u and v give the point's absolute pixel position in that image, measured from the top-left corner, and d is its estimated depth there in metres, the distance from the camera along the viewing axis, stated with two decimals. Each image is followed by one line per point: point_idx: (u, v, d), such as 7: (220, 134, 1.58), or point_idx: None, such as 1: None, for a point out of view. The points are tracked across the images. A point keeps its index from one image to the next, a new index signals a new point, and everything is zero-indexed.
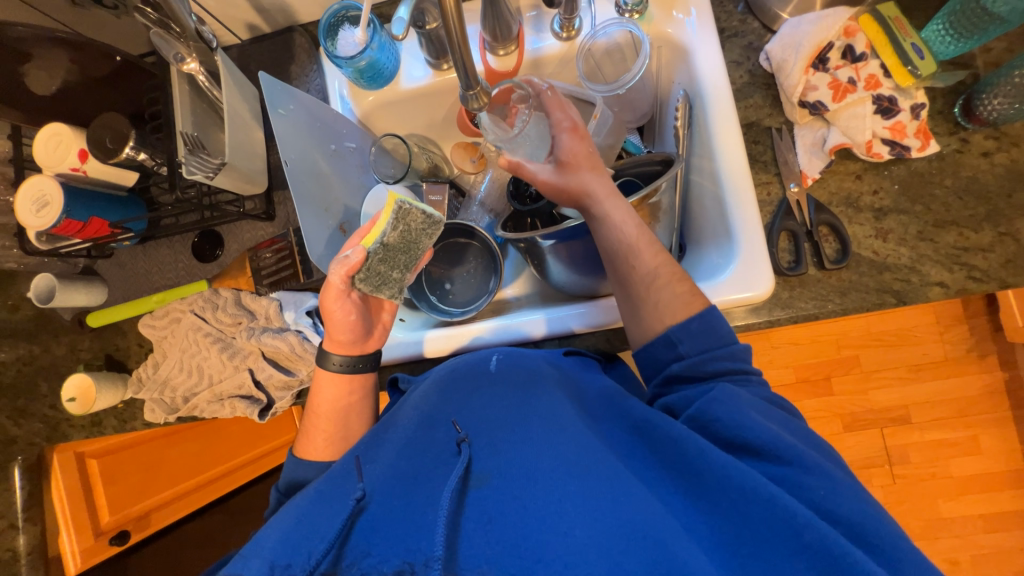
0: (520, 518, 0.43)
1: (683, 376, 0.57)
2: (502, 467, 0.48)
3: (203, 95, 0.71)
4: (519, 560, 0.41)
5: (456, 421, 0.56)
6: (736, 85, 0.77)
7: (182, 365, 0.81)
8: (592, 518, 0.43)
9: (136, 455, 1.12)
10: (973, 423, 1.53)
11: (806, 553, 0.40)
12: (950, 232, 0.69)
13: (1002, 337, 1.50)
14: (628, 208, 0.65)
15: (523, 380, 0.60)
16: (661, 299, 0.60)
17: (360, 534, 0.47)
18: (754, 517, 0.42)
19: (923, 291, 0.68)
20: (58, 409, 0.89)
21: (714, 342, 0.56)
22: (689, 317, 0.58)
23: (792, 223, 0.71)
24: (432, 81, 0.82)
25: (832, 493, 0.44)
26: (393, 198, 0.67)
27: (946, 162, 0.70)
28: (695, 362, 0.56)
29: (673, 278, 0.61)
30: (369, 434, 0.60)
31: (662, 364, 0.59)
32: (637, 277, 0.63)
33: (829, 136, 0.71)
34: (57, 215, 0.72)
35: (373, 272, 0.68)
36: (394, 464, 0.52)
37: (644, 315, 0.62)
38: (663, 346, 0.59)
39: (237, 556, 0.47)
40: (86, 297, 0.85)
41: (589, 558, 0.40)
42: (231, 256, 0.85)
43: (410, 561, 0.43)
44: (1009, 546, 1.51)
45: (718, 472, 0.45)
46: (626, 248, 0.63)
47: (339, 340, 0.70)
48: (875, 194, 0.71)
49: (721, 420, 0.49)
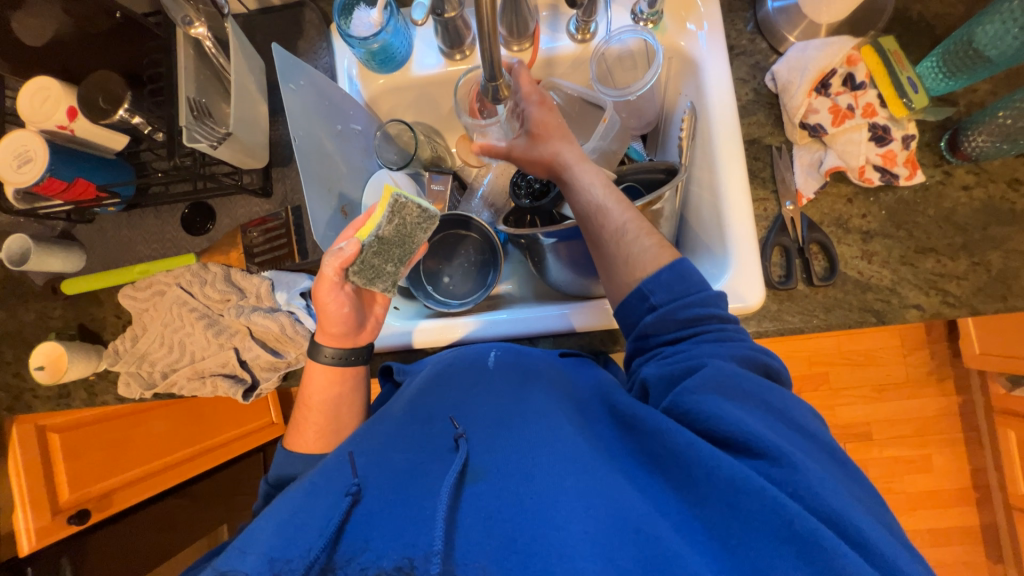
0: (516, 513, 0.44)
1: (657, 327, 0.58)
2: (499, 463, 0.49)
3: (208, 61, 0.68)
4: (517, 555, 0.41)
5: (453, 417, 0.56)
6: (741, 102, 0.79)
7: (163, 339, 0.79)
8: (587, 514, 0.43)
9: (103, 431, 1.08)
10: (928, 442, 1.63)
11: (793, 542, 0.40)
12: (929, 258, 0.73)
13: (959, 363, 1.60)
14: (598, 172, 0.68)
15: (519, 376, 0.62)
16: (631, 254, 0.62)
17: (357, 524, 0.46)
18: (746, 510, 0.42)
19: (901, 313, 0.72)
20: (22, 378, 0.85)
21: (684, 291, 0.58)
22: (659, 270, 0.59)
23: (785, 239, 0.74)
24: (443, 70, 0.82)
25: (819, 481, 0.43)
26: (390, 192, 0.66)
27: (930, 192, 0.74)
28: (668, 312, 0.58)
29: (641, 231, 0.62)
30: (362, 430, 0.58)
31: (636, 318, 0.60)
32: (611, 232, 0.63)
33: (825, 159, 0.74)
34: (41, 172, 0.68)
35: (367, 266, 0.68)
36: (393, 455, 0.52)
37: (618, 271, 0.63)
38: (636, 300, 0.60)
39: (232, 549, 0.45)
40: (61, 263, 0.81)
41: (584, 555, 0.40)
42: (222, 230, 0.82)
43: (410, 556, 0.42)
44: (949, 558, 1.63)
45: (706, 465, 0.45)
46: (595, 208, 0.65)
47: (331, 333, 0.70)
48: (864, 218, 0.75)
49: (695, 409, 0.49)
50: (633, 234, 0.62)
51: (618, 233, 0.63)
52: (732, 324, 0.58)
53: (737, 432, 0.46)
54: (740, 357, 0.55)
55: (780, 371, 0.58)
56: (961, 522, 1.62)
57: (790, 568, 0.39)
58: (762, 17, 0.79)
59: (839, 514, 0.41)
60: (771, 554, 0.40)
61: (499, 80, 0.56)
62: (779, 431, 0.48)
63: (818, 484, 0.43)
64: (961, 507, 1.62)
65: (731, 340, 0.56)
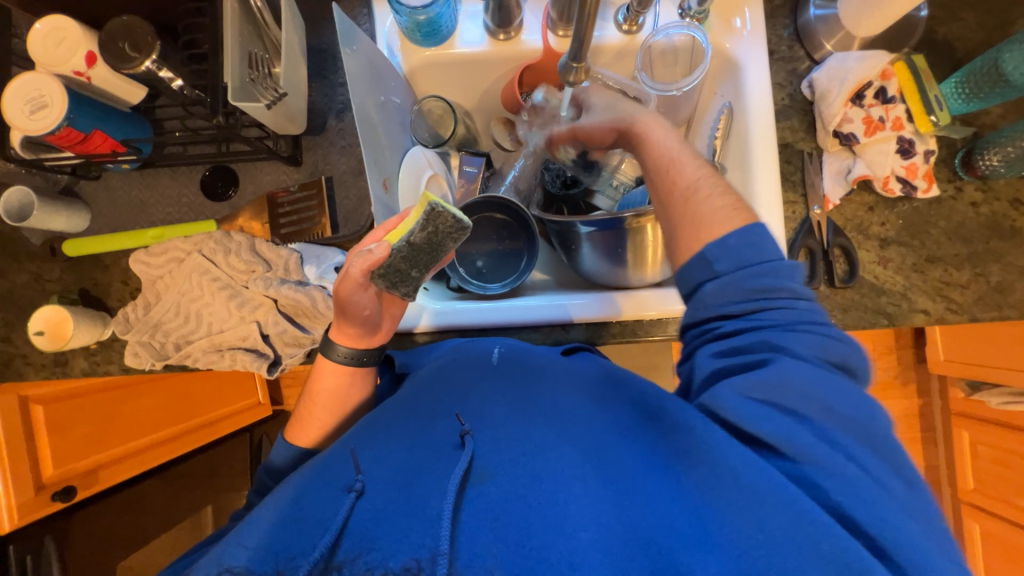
0: (523, 516, 0.44)
1: (717, 295, 0.53)
2: (505, 464, 0.48)
3: (252, 15, 0.64)
4: (523, 560, 0.42)
5: (459, 413, 0.55)
6: (778, 106, 0.81)
7: (179, 309, 0.74)
8: (598, 522, 0.43)
9: (89, 405, 1.01)
10: None
11: (837, 564, 0.38)
12: (937, 267, 0.78)
13: (922, 368, 1.73)
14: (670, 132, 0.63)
15: (527, 372, 0.61)
16: (701, 212, 0.56)
17: (361, 520, 0.46)
18: (772, 525, 0.41)
19: (910, 316, 0.77)
20: (10, 344, 0.78)
21: (753, 258, 0.52)
22: (726, 236, 0.54)
23: (812, 242, 0.77)
24: (487, 48, 0.80)
25: (850, 495, 0.42)
26: (428, 198, 0.60)
27: (942, 206, 0.79)
28: (731, 281, 0.52)
29: (714, 190, 0.57)
30: (364, 422, 0.57)
31: (694, 284, 0.55)
32: (680, 190, 0.58)
33: (854, 167, 0.77)
34: (59, 119, 0.62)
35: (392, 270, 0.64)
36: (395, 451, 0.51)
37: (677, 236, 0.58)
38: (697, 266, 0.54)
39: (245, 523, 0.50)
40: (65, 222, 0.75)
41: (591, 561, 0.41)
42: (245, 198, 0.78)
43: (416, 558, 0.43)
44: None
45: (743, 479, 0.43)
46: (667, 164, 0.60)
47: (347, 331, 0.66)
48: (883, 226, 0.79)
49: (727, 406, 0.48)
50: (704, 190, 0.57)
51: (682, 190, 0.58)
52: (803, 306, 0.52)
53: (778, 437, 0.45)
54: (811, 344, 0.49)
55: (857, 364, 0.51)
56: None
57: None
58: (802, 24, 0.81)
59: (874, 529, 0.41)
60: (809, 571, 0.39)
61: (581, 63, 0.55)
62: (821, 435, 0.45)
63: (844, 496, 0.42)
64: None
65: (802, 321, 0.51)
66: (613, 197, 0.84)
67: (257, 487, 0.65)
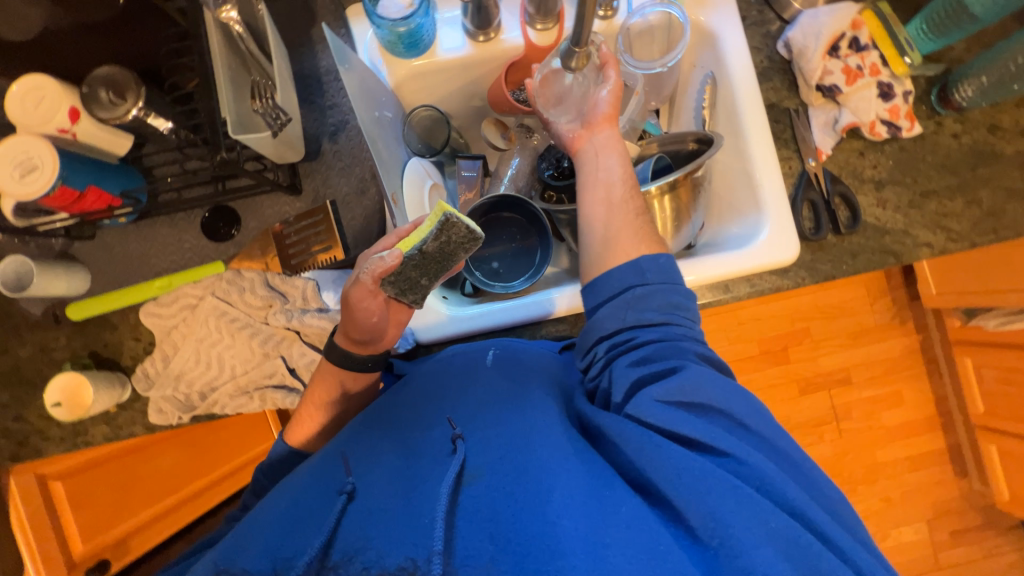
0: (510, 514, 0.47)
1: (646, 297, 0.61)
2: (491, 466, 0.52)
3: (237, 47, 0.62)
4: (512, 556, 0.45)
5: (450, 419, 0.58)
6: (758, 69, 0.84)
7: (199, 356, 0.72)
8: (580, 514, 0.46)
9: (107, 474, 0.95)
10: (898, 379, 1.81)
11: (777, 541, 0.45)
12: (932, 200, 0.81)
13: (916, 305, 1.79)
14: (612, 152, 0.70)
15: (515, 370, 0.65)
16: (624, 227, 0.65)
17: (353, 522, 0.50)
18: (723, 509, 0.46)
19: (915, 251, 0.80)
20: (24, 421, 0.75)
21: (675, 278, 0.63)
22: (657, 253, 0.64)
23: (813, 193, 0.80)
24: (469, 52, 0.80)
25: (776, 479, 0.49)
26: (442, 208, 0.59)
27: (927, 142, 0.82)
28: (655, 290, 0.61)
29: (637, 213, 0.66)
30: (350, 426, 0.61)
31: (626, 285, 0.62)
32: (634, 206, 0.67)
33: (840, 117, 0.80)
34: (53, 180, 0.60)
35: (403, 277, 0.63)
36: (383, 463, 0.55)
37: (619, 241, 0.64)
38: (630, 272, 0.62)
39: (246, 521, 0.54)
40: (66, 286, 0.72)
41: (574, 550, 0.44)
42: (249, 234, 0.77)
43: (412, 558, 0.46)
44: (927, 481, 1.80)
45: (682, 463, 0.49)
46: (597, 179, 0.69)
47: (351, 335, 0.65)
48: (875, 168, 0.82)
49: (658, 408, 0.54)
50: (618, 208, 0.66)
51: (605, 204, 0.67)
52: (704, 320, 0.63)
53: (707, 432, 0.52)
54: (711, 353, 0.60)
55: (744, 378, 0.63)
56: (931, 446, 1.82)
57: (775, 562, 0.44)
58: None
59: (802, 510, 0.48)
60: (761, 547, 0.44)
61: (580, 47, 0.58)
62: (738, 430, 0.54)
63: (768, 478, 0.49)
64: (931, 433, 1.81)
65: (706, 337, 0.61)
66: None
67: (254, 488, 0.67)
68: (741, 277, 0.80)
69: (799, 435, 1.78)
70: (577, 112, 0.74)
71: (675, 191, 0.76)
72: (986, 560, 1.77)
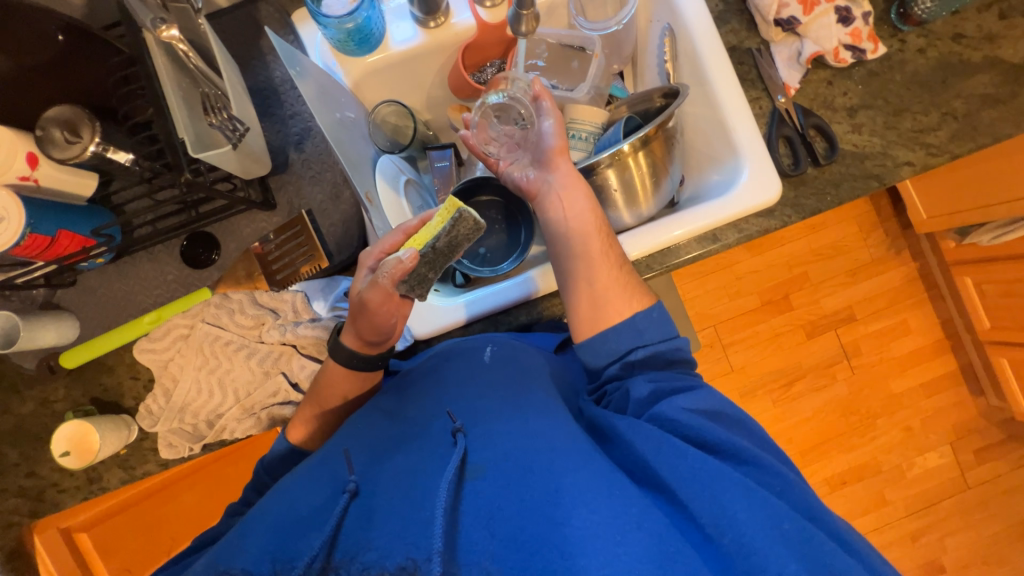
0: (517, 511, 0.48)
1: (647, 324, 0.65)
2: (497, 461, 0.52)
3: (184, 67, 0.61)
4: (519, 553, 0.45)
5: (451, 411, 0.59)
6: (714, 13, 0.83)
7: (200, 384, 0.71)
8: (590, 509, 0.46)
9: (130, 518, 0.96)
10: (902, 309, 1.81)
11: (787, 542, 0.45)
12: (907, 118, 0.80)
13: (909, 233, 1.80)
14: (580, 201, 0.68)
15: (519, 374, 0.64)
16: (604, 283, 0.65)
17: (352, 520, 0.51)
18: (732, 506, 0.47)
19: (897, 171, 0.80)
20: (37, 477, 0.74)
21: (671, 332, 0.65)
22: (649, 307, 0.66)
23: (787, 129, 0.79)
24: (423, 40, 0.79)
25: (780, 486, 0.52)
26: (455, 204, 0.60)
27: (893, 60, 0.82)
28: (655, 350, 0.64)
29: (617, 271, 0.66)
30: (352, 426, 0.63)
31: (626, 348, 0.64)
32: (613, 259, 0.67)
33: (803, 48, 0.79)
34: (19, 231, 0.59)
35: (416, 275, 0.62)
36: (389, 467, 0.56)
37: (608, 301, 0.65)
38: (629, 335, 0.64)
39: (242, 525, 0.55)
40: (56, 334, 0.71)
41: (585, 548, 0.44)
42: (231, 256, 0.76)
43: (411, 557, 0.45)
44: (945, 404, 1.81)
45: (692, 460, 0.51)
46: (566, 231, 0.68)
47: (363, 337, 0.64)
48: (845, 95, 0.81)
49: (677, 416, 0.56)
50: (601, 267, 0.66)
51: (583, 259, 0.66)
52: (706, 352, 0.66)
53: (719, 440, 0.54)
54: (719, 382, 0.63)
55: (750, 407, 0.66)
56: (944, 370, 1.82)
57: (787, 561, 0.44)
58: None
59: (809, 510, 0.51)
60: (773, 548, 0.45)
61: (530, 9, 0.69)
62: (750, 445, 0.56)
63: (775, 489, 0.52)
64: (942, 356, 1.82)
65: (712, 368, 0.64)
66: (586, 148, 0.86)
67: (253, 487, 0.67)
68: (727, 224, 0.79)
69: (813, 379, 1.79)
70: (530, 158, 0.74)
71: (648, 146, 0.75)
72: (1014, 473, 1.78)
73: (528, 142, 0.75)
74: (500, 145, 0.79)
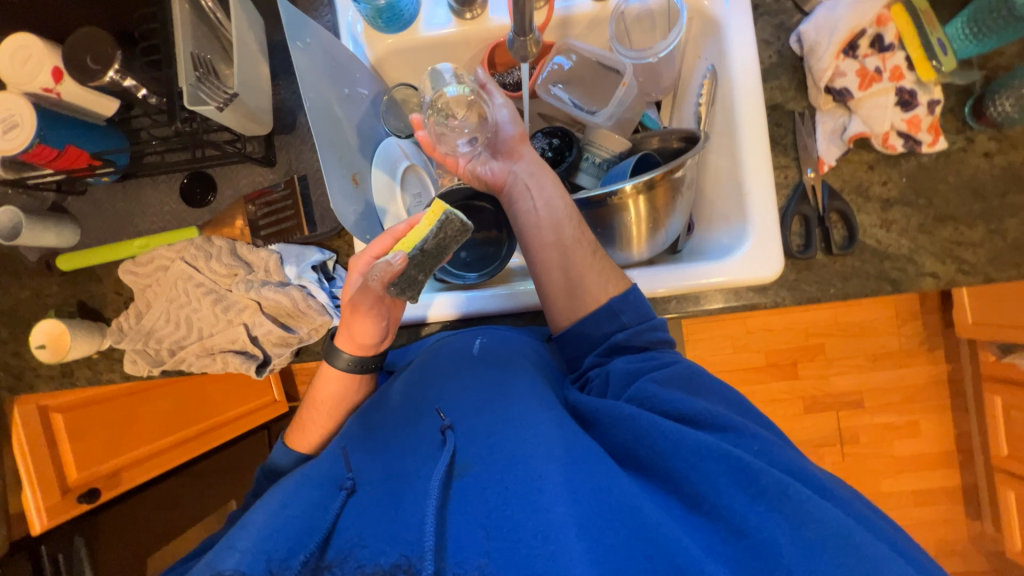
0: (500, 500, 0.45)
1: (630, 339, 0.63)
2: (482, 453, 0.49)
3: (206, 17, 0.66)
4: (508, 539, 0.43)
5: (439, 408, 0.56)
6: (765, 65, 0.76)
7: (169, 315, 0.76)
8: (572, 499, 0.44)
9: (105, 411, 1.04)
10: (917, 409, 1.69)
11: (769, 499, 0.45)
12: (947, 226, 0.72)
13: (950, 332, 1.65)
14: (553, 186, 0.69)
15: (503, 356, 0.62)
16: (585, 270, 0.65)
17: (350, 516, 0.48)
18: (724, 489, 0.47)
19: (918, 280, 0.72)
20: (22, 357, 0.82)
21: (649, 314, 0.65)
22: (625, 290, 0.65)
23: (806, 208, 0.73)
24: (454, 30, 0.77)
25: (769, 446, 0.52)
26: (441, 206, 0.58)
27: (952, 159, 0.73)
28: (633, 333, 0.63)
29: (605, 269, 0.66)
30: (350, 427, 0.61)
31: (606, 333, 0.65)
32: (587, 241, 0.67)
33: (849, 125, 0.72)
34: (31, 139, 0.64)
35: (406, 279, 0.61)
36: (381, 457, 0.54)
37: (585, 287, 0.65)
38: (607, 318, 0.64)
39: (229, 538, 0.49)
40: (55, 238, 0.76)
41: (565, 534, 0.41)
42: (224, 203, 0.78)
43: (406, 554, 0.43)
44: (934, 518, 1.70)
45: (673, 437, 0.50)
46: (547, 217, 0.67)
47: (354, 341, 0.67)
48: (884, 185, 0.73)
49: (657, 397, 0.55)
50: (584, 273, 0.65)
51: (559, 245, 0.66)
52: None
53: (696, 412, 0.54)
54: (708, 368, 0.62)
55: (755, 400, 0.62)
56: (945, 484, 1.70)
57: (779, 521, 0.44)
58: None
59: (797, 466, 0.51)
60: (761, 514, 0.45)
61: (527, 37, 0.62)
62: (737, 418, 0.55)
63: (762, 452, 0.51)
64: (946, 469, 1.69)
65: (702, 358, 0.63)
66: (597, 174, 0.83)
67: None
68: (722, 290, 0.74)
69: None
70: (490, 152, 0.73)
71: (652, 191, 0.69)
72: None
73: (484, 135, 0.73)
74: (457, 143, 0.74)
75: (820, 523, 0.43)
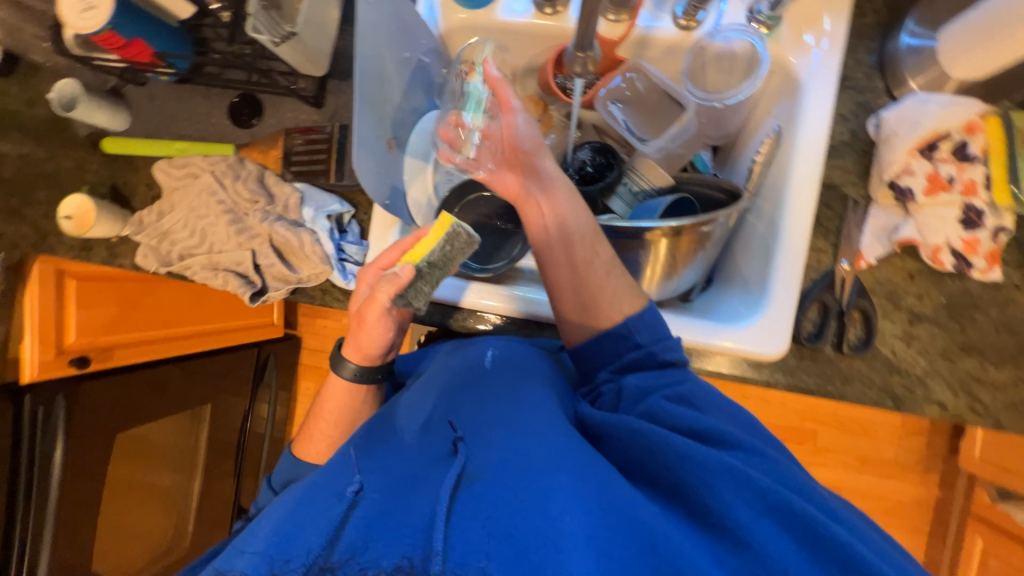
0: (513, 508, 0.42)
1: (640, 362, 0.63)
2: (494, 461, 0.47)
3: None
4: (516, 548, 0.39)
5: (451, 421, 0.55)
6: (835, 140, 0.73)
7: (186, 223, 0.79)
8: (583, 511, 0.41)
9: (115, 289, 1.13)
10: (893, 525, 1.62)
11: (773, 511, 0.45)
12: (972, 358, 0.68)
13: (953, 460, 1.57)
14: (573, 197, 0.66)
15: (515, 369, 0.62)
16: (604, 287, 0.64)
17: (356, 521, 0.44)
18: (739, 511, 0.45)
19: (922, 405, 0.68)
20: (51, 220, 0.86)
21: (664, 332, 0.64)
22: (643, 308, 0.65)
23: (829, 297, 0.70)
24: (529, 21, 0.76)
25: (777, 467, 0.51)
26: (448, 220, 0.60)
27: (1000, 293, 0.69)
28: (651, 351, 0.62)
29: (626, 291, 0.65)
30: (358, 437, 0.57)
31: (620, 351, 0.64)
32: (602, 261, 0.64)
33: (901, 228, 0.69)
34: (103, 25, 0.66)
35: (416, 293, 0.61)
36: (389, 466, 0.51)
37: (599, 303, 0.65)
38: (619, 337, 0.64)
39: (230, 551, 0.44)
40: (106, 120, 0.80)
41: (574, 547, 0.38)
42: (266, 129, 0.79)
43: (410, 556, 0.40)
44: None
45: (679, 452, 0.49)
46: (558, 229, 0.65)
47: (360, 351, 0.69)
48: (919, 298, 0.69)
49: (667, 414, 0.55)
50: (603, 286, 0.65)
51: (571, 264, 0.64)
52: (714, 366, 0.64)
53: (702, 427, 0.54)
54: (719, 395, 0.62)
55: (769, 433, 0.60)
56: None
57: (795, 551, 0.43)
58: (890, 52, 0.72)
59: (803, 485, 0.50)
60: (775, 537, 0.44)
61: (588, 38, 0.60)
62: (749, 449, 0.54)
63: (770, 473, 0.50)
64: None
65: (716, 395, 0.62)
66: (630, 203, 0.80)
67: None
68: (721, 356, 0.71)
69: None
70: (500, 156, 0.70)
71: (676, 238, 0.67)
72: None
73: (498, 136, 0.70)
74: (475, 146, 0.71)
75: (823, 543, 0.44)
